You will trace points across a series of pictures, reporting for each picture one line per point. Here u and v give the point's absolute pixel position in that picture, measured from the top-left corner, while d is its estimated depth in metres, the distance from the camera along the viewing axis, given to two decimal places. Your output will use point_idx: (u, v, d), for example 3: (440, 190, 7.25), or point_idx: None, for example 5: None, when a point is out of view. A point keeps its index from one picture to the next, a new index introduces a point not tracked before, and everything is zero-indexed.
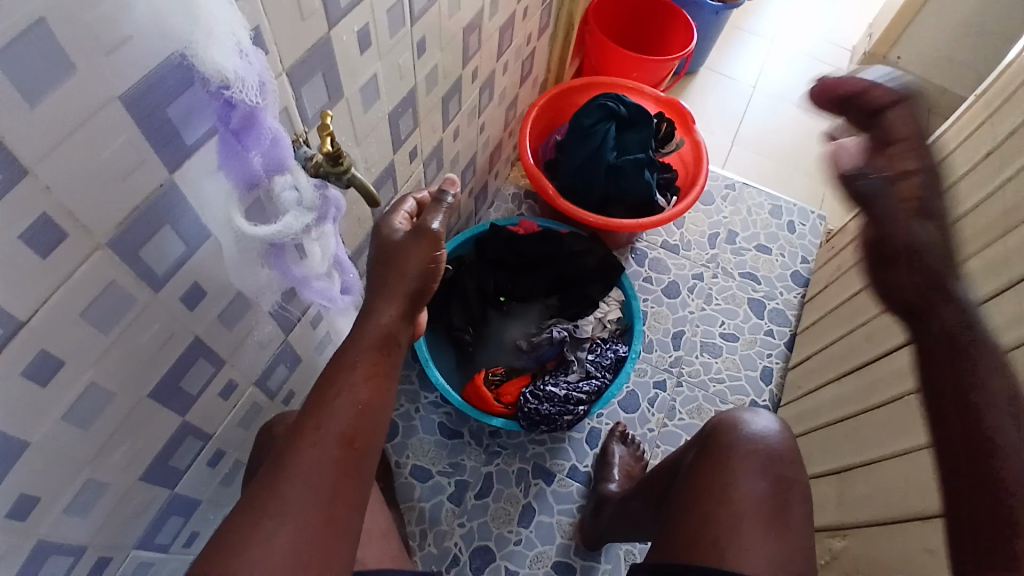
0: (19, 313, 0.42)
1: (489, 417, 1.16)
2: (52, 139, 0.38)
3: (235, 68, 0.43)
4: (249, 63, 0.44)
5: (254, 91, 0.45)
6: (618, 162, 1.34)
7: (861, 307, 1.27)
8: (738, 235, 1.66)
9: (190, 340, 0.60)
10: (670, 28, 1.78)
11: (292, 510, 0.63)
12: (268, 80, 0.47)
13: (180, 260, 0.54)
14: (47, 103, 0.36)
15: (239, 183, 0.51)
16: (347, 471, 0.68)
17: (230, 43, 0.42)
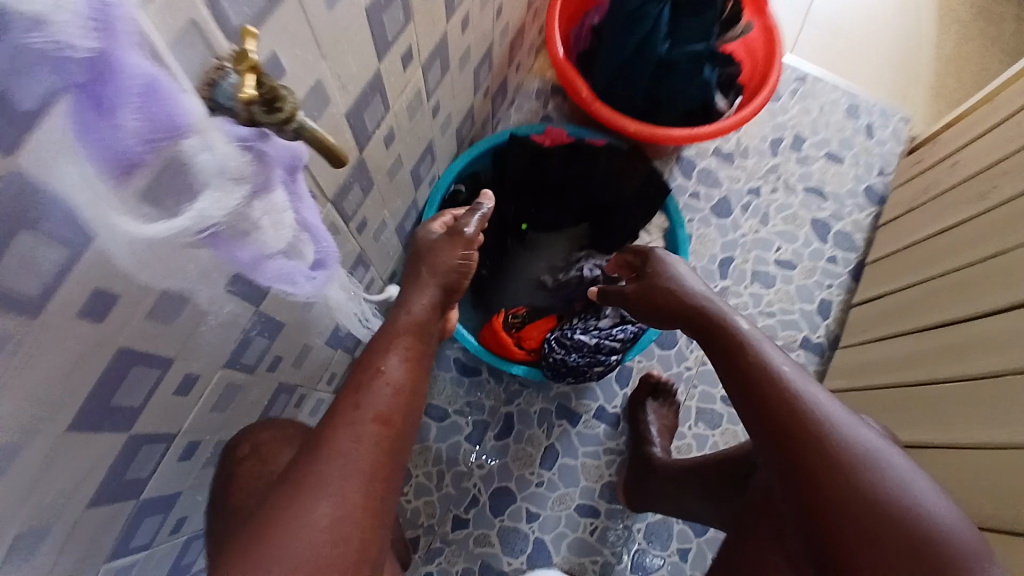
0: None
1: (510, 365, 1.04)
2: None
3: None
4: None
5: (101, 23, 0.27)
6: (671, 57, 1.07)
7: (948, 251, 1.08)
8: (806, 139, 1.40)
9: (114, 353, 0.47)
10: None
11: (333, 485, 0.61)
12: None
13: (64, 269, 0.38)
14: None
15: (108, 167, 0.33)
16: (387, 453, 0.66)
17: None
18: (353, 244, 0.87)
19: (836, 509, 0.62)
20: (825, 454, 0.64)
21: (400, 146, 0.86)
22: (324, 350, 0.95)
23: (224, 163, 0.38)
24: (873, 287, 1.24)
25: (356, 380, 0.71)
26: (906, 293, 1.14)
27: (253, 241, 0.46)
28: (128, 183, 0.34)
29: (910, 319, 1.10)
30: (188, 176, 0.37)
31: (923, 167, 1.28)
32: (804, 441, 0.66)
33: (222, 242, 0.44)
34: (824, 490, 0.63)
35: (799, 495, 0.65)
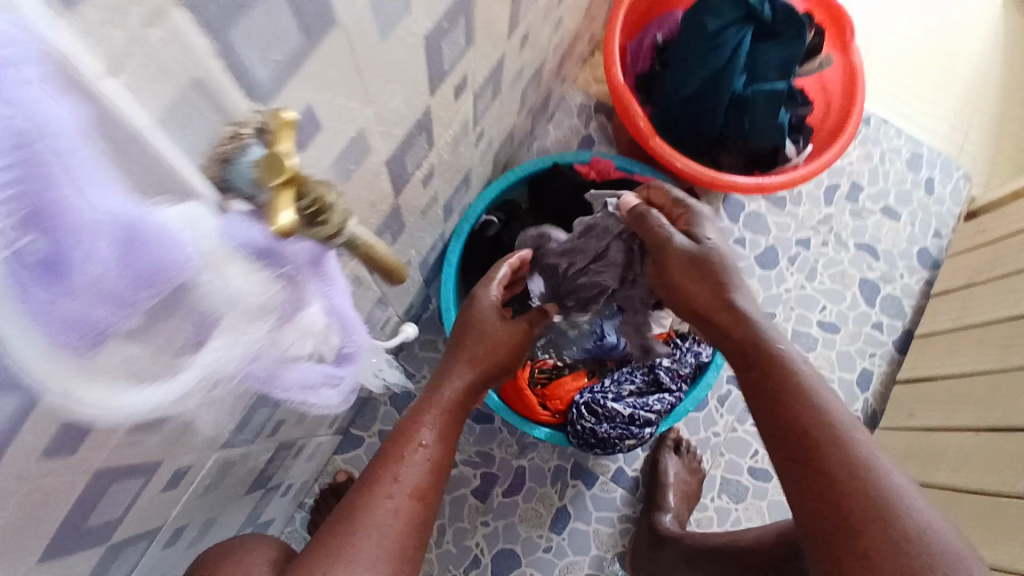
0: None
1: (532, 427, 0.92)
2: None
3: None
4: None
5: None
6: (747, 93, 0.95)
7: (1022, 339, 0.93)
8: (863, 189, 1.25)
9: (89, 478, 0.37)
10: None
11: (365, 556, 0.52)
12: (33, 23, 0.17)
13: (12, 421, 0.28)
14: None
15: (79, 337, 0.21)
16: (420, 531, 0.57)
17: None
18: (374, 290, 0.74)
19: (811, 456, 0.55)
20: (801, 397, 0.58)
21: (438, 183, 0.74)
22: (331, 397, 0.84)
23: (246, 290, 0.27)
24: (923, 365, 1.10)
25: (388, 446, 0.61)
26: (958, 382, 1.01)
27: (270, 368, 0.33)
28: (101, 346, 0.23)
29: (972, 412, 0.96)
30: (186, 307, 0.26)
31: (983, 238, 1.13)
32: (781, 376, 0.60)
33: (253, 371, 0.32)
34: (802, 434, 0.56)
35: (774, 433, 0.58)
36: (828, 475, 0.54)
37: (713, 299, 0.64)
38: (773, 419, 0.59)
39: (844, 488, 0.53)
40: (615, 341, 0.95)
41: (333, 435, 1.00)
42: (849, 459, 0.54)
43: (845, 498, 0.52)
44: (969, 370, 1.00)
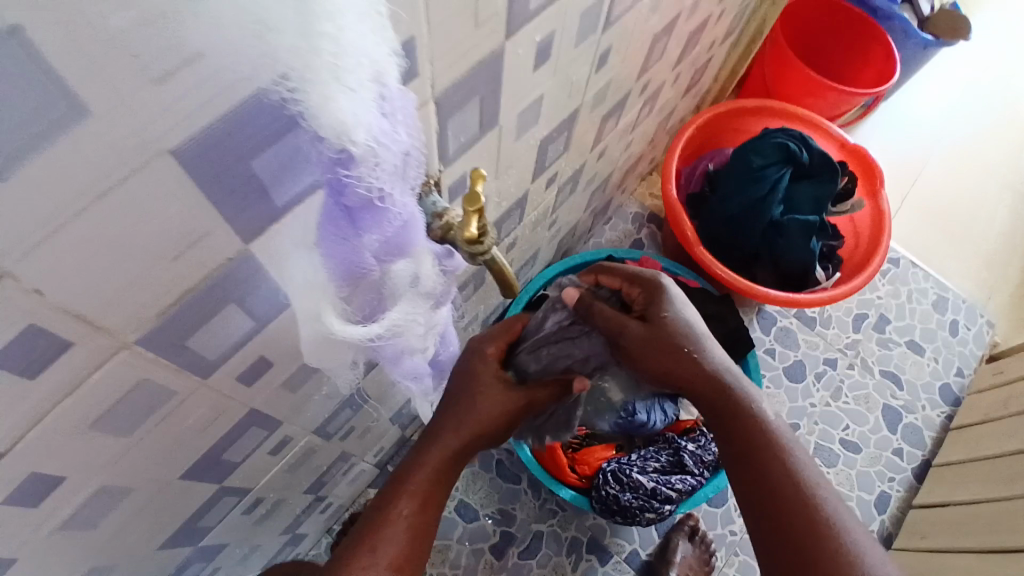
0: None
1: (559, 487, 1.00)
2: (30, 231, 0.22)
3: (369, 135, 0.28)
4: (393, 132, 0.30)
5: (385, 167, 0.31)
6: (783, 220, 1.09)
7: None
8: (889, 322, 1.33)
9: (244, 413, 0.48)
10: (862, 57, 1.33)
11: None
12: (417, 122, 0.33)
13: (243, 338, 0.40)
14: (18, 173, 0.21)
15: (342, 275, 0.36)
16: None
17: (363, 74, 0.26)
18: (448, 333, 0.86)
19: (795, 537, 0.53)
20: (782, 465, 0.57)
21: (516, 252, 0.88)
22: (386, 425, 0.94)
23: (427, 280, 0.42)
24: (937, 490, 1.13)
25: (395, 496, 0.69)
26: (973, 509, 1.05)
27: (397, 348, 0.46)
28: (343, 290, 0.38)
29: (975, 538, 1.01)
30: (383, 290, 0.40)
31: (1002, 378, 1.19)
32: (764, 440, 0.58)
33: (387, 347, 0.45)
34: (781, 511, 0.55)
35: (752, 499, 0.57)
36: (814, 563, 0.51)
37: (680, 373, 0.59)
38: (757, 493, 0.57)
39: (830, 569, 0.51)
40: (646, 419, 1.00)
41: (373, 467, 1.08)
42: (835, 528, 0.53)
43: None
44: (980, 498, 1.05)
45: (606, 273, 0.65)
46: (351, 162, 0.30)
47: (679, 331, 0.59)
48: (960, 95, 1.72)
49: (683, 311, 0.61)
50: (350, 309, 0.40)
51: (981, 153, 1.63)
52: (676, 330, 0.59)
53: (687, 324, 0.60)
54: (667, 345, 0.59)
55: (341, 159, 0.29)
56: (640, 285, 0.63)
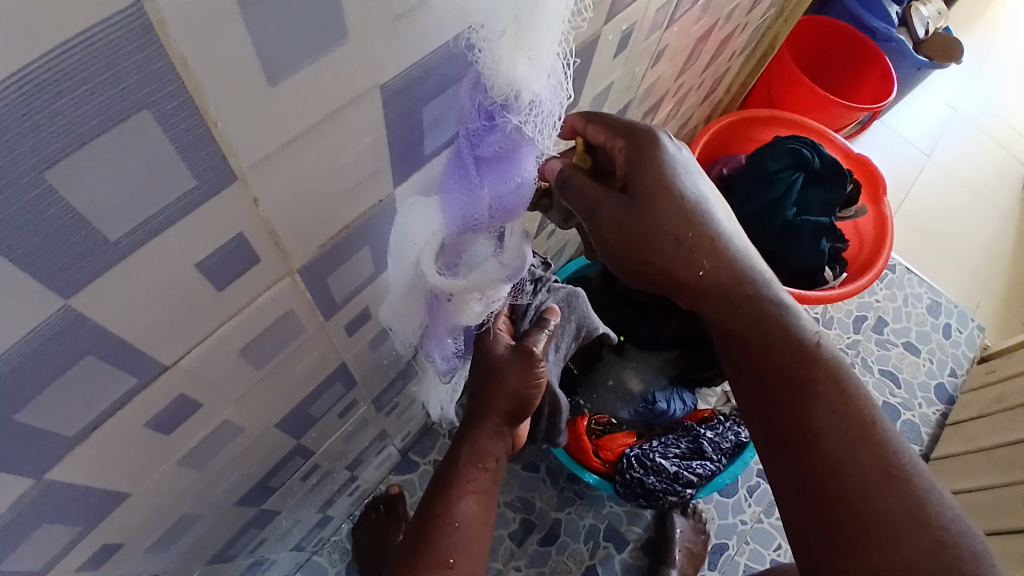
0: (165, 358, 0.31)
1: (585, 473, 1.05)
2: (271, 141, 0.25)
3: (535, 94, 0.32)
4: (554, 99, 0.33)
5: (535, 126, 0.34)
6: (796, 221, 1.15)
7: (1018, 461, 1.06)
8: (887, 323, 1.38)
9: (335, 366, 0.50)
10: (860, 74, 1.40)
11: None
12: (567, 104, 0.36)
13: (361, 285, 0.42)
14: (285, 83, 0.24)
15: (453, 223, 0.39)
16: None
17: (547, 48, 0.30)
18: None
19: (832, 481, 0.46)
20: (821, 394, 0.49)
21: (553, 242, 0.92)
22: (418, 407, 0.96)
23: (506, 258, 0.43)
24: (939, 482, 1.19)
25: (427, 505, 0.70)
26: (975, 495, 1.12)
27: (455, 312, 0.46)
28: (445, 238, 0.40)
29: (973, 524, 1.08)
30: (466, 252, 0.43)
31: (995, 376, 1.26)
32: (805, 357, 0.50)
33: (436, 303, 0.46)
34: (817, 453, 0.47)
35: (776, 440, 0.50)
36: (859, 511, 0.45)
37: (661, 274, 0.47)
38: (785, 431, 0.49)
39: (873, 518, 0.44)
40: (665, 406, 1.07)
41: (397, 452, 1.09)
42: (883, 461, 0.46)
43: (872, 524, 0.44)
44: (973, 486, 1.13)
45: (596, 123, 0.43)
46: (510, 116, 0.33)
47: (674, 217, 0.44)
48: (945, 117, 1.81)
49: (689, 177, 0.45)
50: (441, 264, 0.42)
51: (963, 172, 1.71)
52: (668, 210, 0.44)
53: (691, 195, 0.45)
54: (655, 231, 0.44)
55: (500, 110, 0.33)
56: (627, 144, 0.43)
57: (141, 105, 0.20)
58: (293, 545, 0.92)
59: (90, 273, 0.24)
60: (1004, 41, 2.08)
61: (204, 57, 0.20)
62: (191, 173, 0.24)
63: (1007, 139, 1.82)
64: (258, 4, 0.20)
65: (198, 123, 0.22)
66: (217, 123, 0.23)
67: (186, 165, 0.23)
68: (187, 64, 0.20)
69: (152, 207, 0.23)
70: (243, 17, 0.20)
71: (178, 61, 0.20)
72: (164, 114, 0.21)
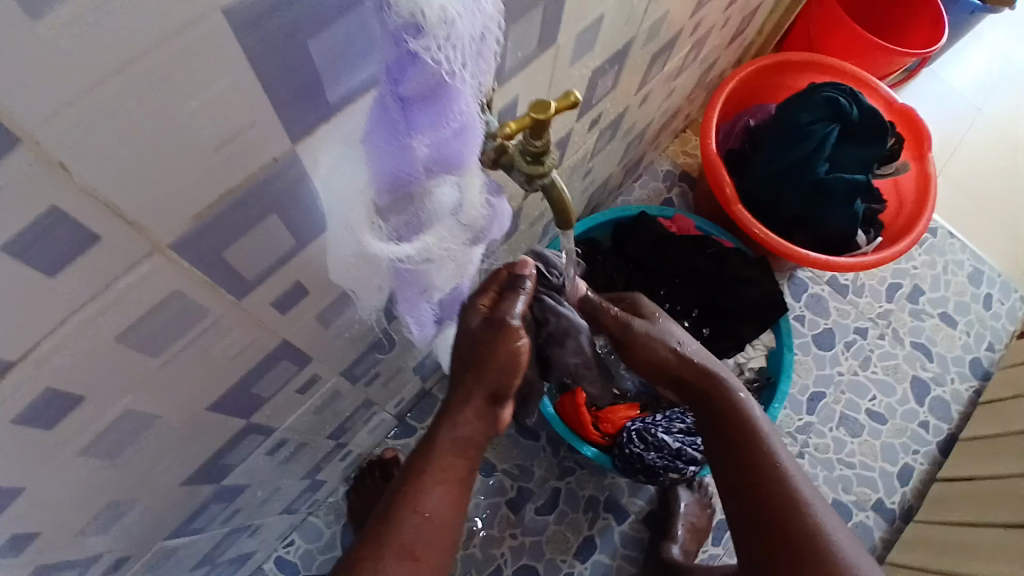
0: (7, 352, 0.26)
1: (581, 444, 0.99)
2: (59, 81, 0.19)
3: (445, 2, 0.24)
4: (475, 7, 0.25)
5: (457, 51, 0.26)
6: (828, 180, 1.03)
7: None
8: (923, 293, 1.26)
9: (275, 344, 0.45)
10: (912, 14, 1.23)
11: None
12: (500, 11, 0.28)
13: (282, 259, 0.36)
14: (50, 3, 0.17)
15: (383, 179, 0.32)
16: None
17: None
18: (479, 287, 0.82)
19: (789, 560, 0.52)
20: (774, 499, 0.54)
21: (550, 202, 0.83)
22: (407, 375, 0.92)
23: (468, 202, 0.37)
24: (962, 466, 1.09)
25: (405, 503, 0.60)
26: (996, 482, 1.02)
27: (426, 274, 0.42)
28: (380, 198, 0.33)
29: (992, 512, 0.98)
30: (423, 210, 0.36)
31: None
32: (729, 421, 0.58)
33: (404, 272, 0.41)
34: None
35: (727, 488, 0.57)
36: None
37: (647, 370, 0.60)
38: (744, 508, 0.56)
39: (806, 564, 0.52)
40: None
41: (391, 417, 1.06)
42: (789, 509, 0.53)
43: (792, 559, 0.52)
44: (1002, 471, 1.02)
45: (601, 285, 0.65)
46: (421, 38, 0.25)
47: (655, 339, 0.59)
48: (998, 68, 1.62)
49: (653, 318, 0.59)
50: (389, 227, 0.36)
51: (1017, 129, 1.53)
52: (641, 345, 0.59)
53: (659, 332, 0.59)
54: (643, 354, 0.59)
55: (409, 31, 0.25)
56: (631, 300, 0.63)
57: None
58: (281, 509, 0.91)
59: None
60: None
61: None
62: None
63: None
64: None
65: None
66: None
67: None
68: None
69: None
70: None
71: None
72: None
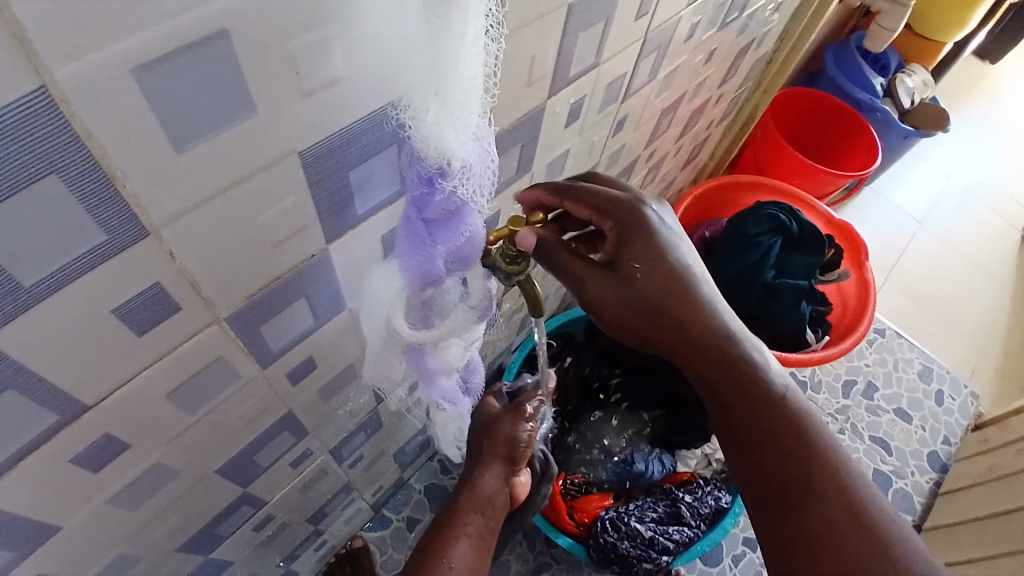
0: (86, 397, 0.32)
1: (557, 534, 1.01)
2: (185, 199, 0.28)
3: (464, 155, 0.33)
4: (480, 153, 0.35)
5: (471, 183, 0.35)
6: (776, 284, 1.16)
7: (1013, 533, 1.01)
8: (877, 389, 1.35)
9: (281, 414, 0.51)
10: (849, 142, 1.43)
11: None
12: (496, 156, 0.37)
13: (301, 335, 0.44)
14: (192, 149, 0.26)
15: (414, 280, 0.40)
16: None
17: (470, 115, 0.32)
18: None
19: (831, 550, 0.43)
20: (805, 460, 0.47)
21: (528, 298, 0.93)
22: (388, 460, 0.95)
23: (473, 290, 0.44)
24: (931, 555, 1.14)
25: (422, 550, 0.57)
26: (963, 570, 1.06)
27: (440, 355, 0.46)
28: (410, 294, 0.41)
29: None
30: (436, 302, 0.42)
31: (990, 445, 1.22)
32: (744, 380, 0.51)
33: (419, 350, 0.45)
34: (803, 491, 0.46)
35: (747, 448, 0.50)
36: (884, 543, 0.42)
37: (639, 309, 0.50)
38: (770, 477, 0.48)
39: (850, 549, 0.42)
40: (644, 468, 1.05)
41: (369, 505, 1.07)
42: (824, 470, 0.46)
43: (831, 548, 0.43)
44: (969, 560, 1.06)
45: (571, 198, 0.49)
46: (448, 178, 0.34)
47: (656, 267, 0.49)
48: (937, 187, 1.84)
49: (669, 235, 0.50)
50: (412, 318, 0.42)
51: (953, 241, 1.72)
52: (650, 261, 0.49)
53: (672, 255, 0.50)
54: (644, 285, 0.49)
55: (439, 174, 0.34)
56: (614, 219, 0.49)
57: (49, 171, 0.23)
58: None
59: (3, 317, 0.25)
60: (994, 113, 2.13)
61: (114, 130, 0.23)
62: (103, 226, 0.26)
63: (1005, 209, 1.84)
64: (160, 91, 0.23)
65: (106, 184, 0.25)
66: (128, 183, 0.25)
67: (95, 221, 0.26)
68: (92, 136, 0.23)
69: (65, 257, 0.26)
70: (148, 101, 0.23)
71: (85, 137, 0.23)
72: (72, 178, 0.24)
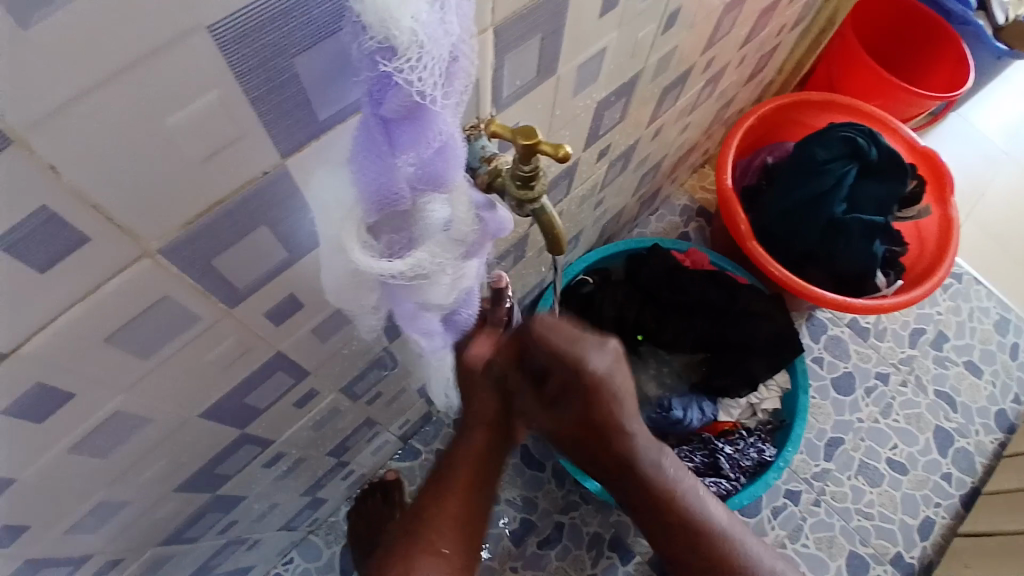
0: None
1: (584, 478, 0.96)
2: (53, 92, 0.20)
3: (414, 23, 0.24)
4: (443, 27, 0.25)
5: (431, 71, 0.26)
6: (846, 219, 1.01)
7: None
8: (948, 338, 1.22)
9: (268, 356, 0.46)
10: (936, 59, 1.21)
11: None
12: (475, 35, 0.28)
13: (272, 272, 0.37)
14: (41, 19, 0.19)
15: (370, 199, 0.31)
16: None
17: None
18: None
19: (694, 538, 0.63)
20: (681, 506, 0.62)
21: None
22: (412, 396, 0.92)
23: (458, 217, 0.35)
24: (986, 520, 1.03)
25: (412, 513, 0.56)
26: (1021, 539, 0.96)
27: (420, 292, 0.38)
28: (372, 217, 0.33)
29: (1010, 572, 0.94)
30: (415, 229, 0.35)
31: None
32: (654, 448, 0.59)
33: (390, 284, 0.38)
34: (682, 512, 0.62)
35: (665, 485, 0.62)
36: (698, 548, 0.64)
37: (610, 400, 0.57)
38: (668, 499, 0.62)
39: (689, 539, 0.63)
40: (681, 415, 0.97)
41: (396, 438, 1.06)
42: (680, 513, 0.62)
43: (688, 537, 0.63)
44: None
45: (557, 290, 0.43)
46: (394, 60, 0.25)
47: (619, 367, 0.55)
48: None
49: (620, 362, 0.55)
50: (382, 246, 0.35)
51: None
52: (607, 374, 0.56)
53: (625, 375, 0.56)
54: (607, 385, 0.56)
55: (382, 54, 0.25)
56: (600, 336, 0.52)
57: None
58: (281, 526, 0.91)
59: None
60: None
61: None
62: None
63: None
64: None
65: None
66: None
67: None
68: None
69: None
70: None
71: None
72: None
